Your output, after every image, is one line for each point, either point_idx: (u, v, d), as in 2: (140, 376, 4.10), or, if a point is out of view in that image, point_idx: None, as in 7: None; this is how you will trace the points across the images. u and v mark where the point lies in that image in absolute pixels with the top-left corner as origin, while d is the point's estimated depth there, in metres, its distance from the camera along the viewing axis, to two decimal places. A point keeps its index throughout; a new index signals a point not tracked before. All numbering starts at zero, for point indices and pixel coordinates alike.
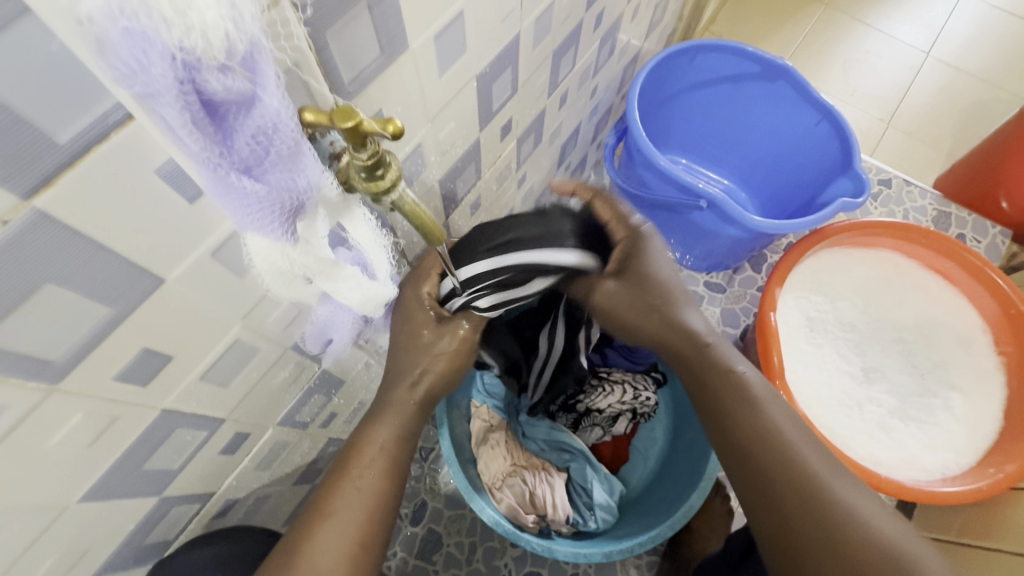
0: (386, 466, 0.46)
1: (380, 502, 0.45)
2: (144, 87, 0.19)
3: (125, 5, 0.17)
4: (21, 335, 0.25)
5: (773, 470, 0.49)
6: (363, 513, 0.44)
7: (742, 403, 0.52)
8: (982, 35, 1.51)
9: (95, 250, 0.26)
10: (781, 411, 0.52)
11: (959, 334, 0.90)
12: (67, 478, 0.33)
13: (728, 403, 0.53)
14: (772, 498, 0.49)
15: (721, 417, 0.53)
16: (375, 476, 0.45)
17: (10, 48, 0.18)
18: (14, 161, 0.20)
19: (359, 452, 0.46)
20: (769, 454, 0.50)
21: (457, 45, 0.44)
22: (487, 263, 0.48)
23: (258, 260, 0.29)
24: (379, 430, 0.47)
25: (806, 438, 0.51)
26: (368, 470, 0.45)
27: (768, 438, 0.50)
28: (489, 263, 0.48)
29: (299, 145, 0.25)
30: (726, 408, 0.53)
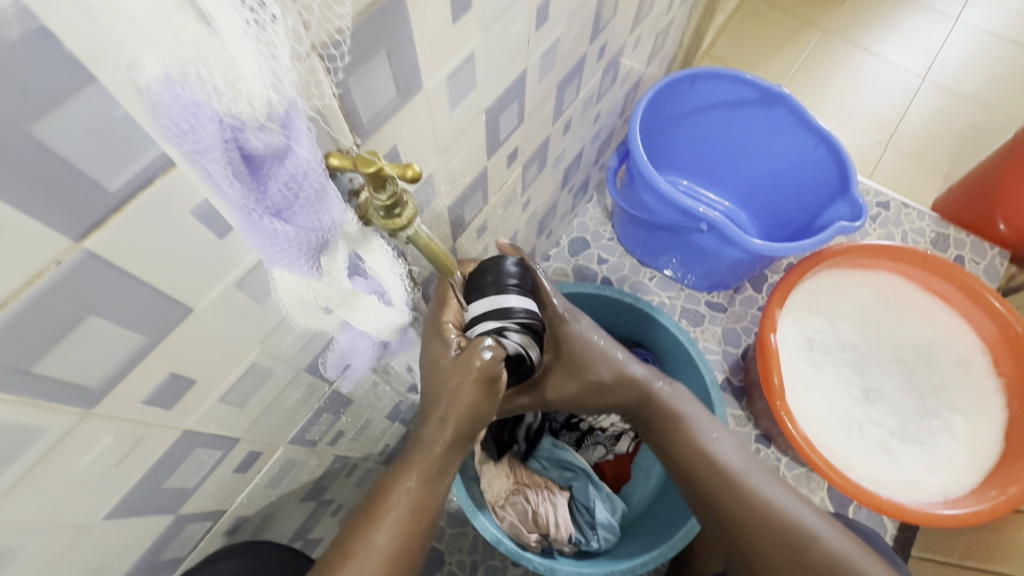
0: (409, 512, 0.47)
1: (402, 548, 0.47)
2: (192, 145, 0.21)
3: (182, 80, 0.19)
4: (63, 364, 0.27)
5: (726, 499, 0.59)
6: (384, 556, 0.46)
7: (688, 442, 0.62)
8: (977, 59, 1.54)
9: (134, 284, 0.27)
10: (721, 443, 0.62)
11: (958, 355, 0.91)
12: (94, 496, 0.35)
13: (677, 442, 0.63)
14: (730, 523, 0.59)
15: (680, 458, 0.63)
16: (400, 520, 0.47)
17: (75, 113, 0.20)
18: (70, 208, 0.22)
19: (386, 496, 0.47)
20: (726, 487, 0.59)
21: (468, 82, 0.46)
22: (496, 299, 0.47)
23: (283, 292, 0.32)
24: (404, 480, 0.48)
25: (746, 464, 0.61)
26: (393, 514, 0.47)
27: (716, 471, 0.60)
28: (496, 299, 0.47)
29: (325, 188, 0.28)
30: (677, 447, 0.63)
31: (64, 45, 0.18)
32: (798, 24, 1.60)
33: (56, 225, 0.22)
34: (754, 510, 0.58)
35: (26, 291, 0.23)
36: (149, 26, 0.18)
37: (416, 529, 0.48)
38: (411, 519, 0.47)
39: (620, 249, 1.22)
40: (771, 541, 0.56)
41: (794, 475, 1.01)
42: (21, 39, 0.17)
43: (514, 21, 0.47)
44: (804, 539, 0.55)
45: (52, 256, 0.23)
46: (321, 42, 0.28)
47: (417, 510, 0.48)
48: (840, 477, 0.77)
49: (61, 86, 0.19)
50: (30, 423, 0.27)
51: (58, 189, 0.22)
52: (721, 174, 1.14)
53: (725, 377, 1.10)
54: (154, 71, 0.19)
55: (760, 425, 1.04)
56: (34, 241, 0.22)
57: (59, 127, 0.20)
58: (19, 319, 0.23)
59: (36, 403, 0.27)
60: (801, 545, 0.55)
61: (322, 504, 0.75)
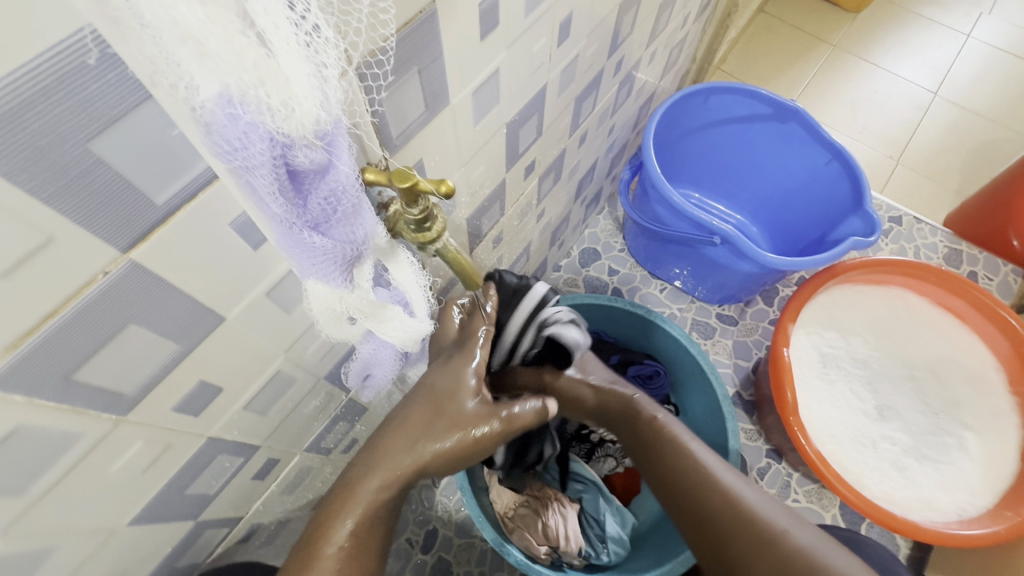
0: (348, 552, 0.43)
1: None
2: (241, 160, 0.22)
3: (236, 98, 0.20)
4: (101, 372, 0.27)
5: (707, 503, 0.61)
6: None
7: (664, 445, 0.65)
8: (988, 76, 1.54)
9: (173, 295, 0.28)
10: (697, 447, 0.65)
11: (971, 373, 0.90)
12: (119, 502, 0.35)
13: (654, 444, 0.66)
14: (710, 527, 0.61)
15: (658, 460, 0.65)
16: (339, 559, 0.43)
17: (130, 129, 0.21)
18: (119, 220, 0.23)
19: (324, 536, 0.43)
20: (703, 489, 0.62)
21: (492, 97, 0.47)
22: (530, 296, 0.54)
23: (314, 303, 0.33)
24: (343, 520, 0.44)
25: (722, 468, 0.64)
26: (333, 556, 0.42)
27: (694, 473, 0.63)
28: (532, 296, 0.54)
29: (361, 203, 0.29)
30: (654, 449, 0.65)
31: (128, 68, 0.19)
32: (809, 40, 1.61)
33: (105, 237, 0.23)
34: (719, 505, 0.60)
35: (74, 301, 0.23)
36: (215, 50, 0.19)
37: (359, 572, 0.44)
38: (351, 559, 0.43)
39: (630, 260, 1.22)
40: (752, 545, 0.58)
41: (806, 491, 1.00)
42: (95, 60, 0.19)
43: (538, 38, 0.48)
44: (776, 536, 0.58)
45: (100, 268, 0.23)
46: (361, 54, 0.29)
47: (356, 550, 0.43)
48: (854, 494, 0.77)
49: (122, 103, 0.20)
50: (68, 429, 0.28)
51: (107, 202, 0.22)
52: (733, 187, 1.14)
53: (735, 391, 1.10)
54: (212, 91, 0.19)
55: (771, 440, 1.03)
56: (85, 253, 0.23)
57: (114, 143, 0.21)
58: (65, 327, 0.24)
59: (75, 409, 0.27)
60: (774, 544, 0.57)
61: None
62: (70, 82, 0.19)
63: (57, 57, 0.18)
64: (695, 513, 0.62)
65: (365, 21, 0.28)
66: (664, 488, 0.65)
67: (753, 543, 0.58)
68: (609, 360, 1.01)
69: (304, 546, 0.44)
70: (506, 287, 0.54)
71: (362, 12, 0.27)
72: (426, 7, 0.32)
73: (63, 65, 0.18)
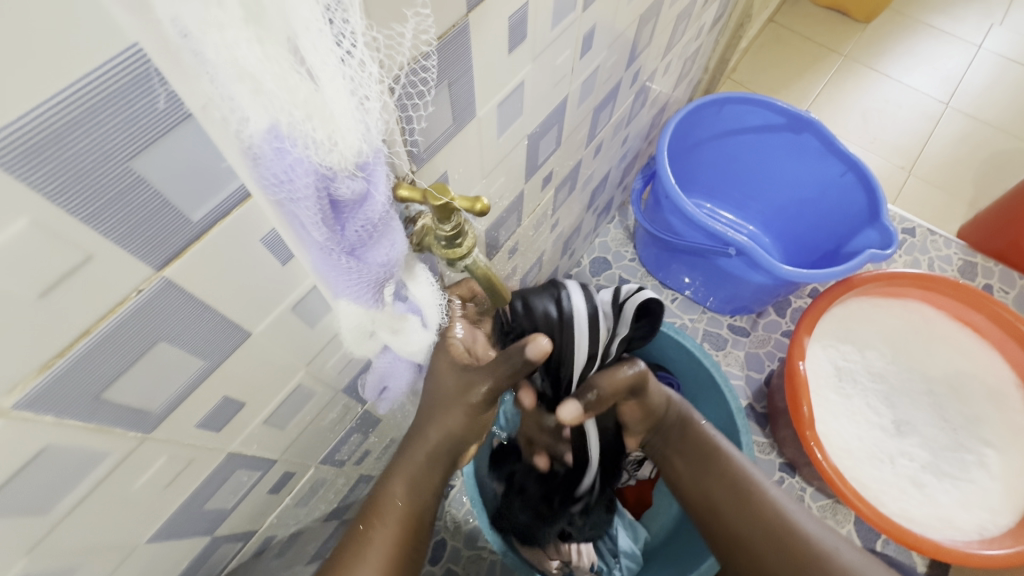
0: (402, 516, 0.46)
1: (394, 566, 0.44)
2: (286, 190, 0.22)
3: (284, 132, 0.21)
4: (130, 390, 0.27)
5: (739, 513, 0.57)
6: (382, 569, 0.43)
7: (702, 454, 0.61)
8: (1000, 87, 1.53)
9: (203, 311, 0.28)
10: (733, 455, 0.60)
11: (990, 389, 0.89)
12: (140, 519, 0.34)
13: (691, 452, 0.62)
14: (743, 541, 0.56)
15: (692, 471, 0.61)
16: (391, 526, 0.45)
17: (169, 147, 0.21)
18: (153, 238, 0.23)
19: (378, 505, 0.46)
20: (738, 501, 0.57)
21: (515, 109, 0.46)
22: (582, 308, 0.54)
23: (343, 321, 0.33)
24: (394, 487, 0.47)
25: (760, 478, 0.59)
26: (385, 524, 0.45)
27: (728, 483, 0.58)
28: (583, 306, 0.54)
29: (395, 228, 0.28)
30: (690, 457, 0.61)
31: (178, 93, 0.19)
32: (818, 50, 1.61)
33: (139, 255, 0.22)
34: (762, 520, 0.55)
35: (106, 320, 0.23)
36: (271, 89, 0.19)
37: (408, 541, 0.45)
38: (402, 527, 0.45)
39: (641, 269, 1.21)
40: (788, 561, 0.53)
41: (820, 507, 0.98)
42: (152, 92, 0.19)
43: (562, 50, 0.48)
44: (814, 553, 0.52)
45: (134, 285, 0.23)
46: (405, 63, 0.29)
47: (409, 516, 0.46)
48: (872, 511, 0.75)
49: (166, 122, 0.20)
50: (94, 448, 0.27)
51: (143, 221, 0.22)
52: (745, 198, 1.13)
53: (748, 403, 1.08)
54: (262, 125, 0.20)
55: (785, 454, 1.01)
56: (119, 272, 0.22)
57: (153, 162, 0.20)
58: (98, 345, 0.23)
59: (102, 428, 0.27)
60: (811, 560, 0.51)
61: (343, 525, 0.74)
62: (116, 102, 0.18)
63: (109, 74, 0.17)
64: (734, 529, 0.57)
65: (409, 46, 0.28)
66: (704, 502, 0.60)
67: (801, 567, 0.52)
68: None
69: (364, 518, 0.46)
70: (556, 316, 0.53)
71: (404, 49, 0.28)
72: (459, 22, 0.31)
73: (113, 84, 0.18)
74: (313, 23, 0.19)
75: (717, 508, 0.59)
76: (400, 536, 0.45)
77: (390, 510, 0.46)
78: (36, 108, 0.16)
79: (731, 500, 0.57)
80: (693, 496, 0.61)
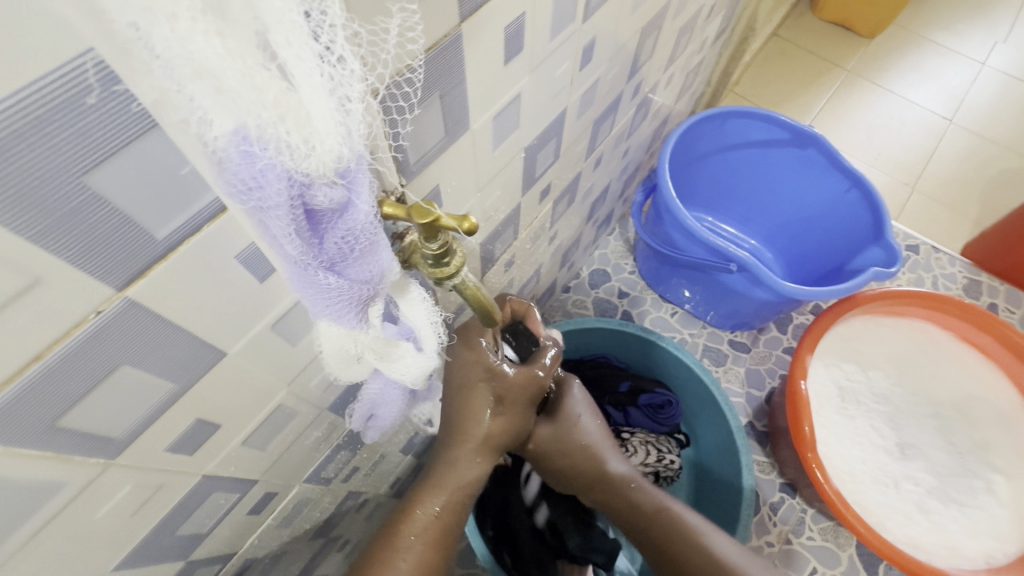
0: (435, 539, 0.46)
1: None
2: (256, 200, 0.20)
3: (251, 133, 0.18)
4: (91, 416, 0.25)
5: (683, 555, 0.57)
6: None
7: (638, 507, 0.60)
8: (1004, 104, 1.52)
9: (171, 332, 0.26)
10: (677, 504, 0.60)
11: (998, 414, 0.86)
12: (104, 549, 0.32)
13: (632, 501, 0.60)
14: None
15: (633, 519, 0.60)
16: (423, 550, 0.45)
17: (132, 158, 0.19)
18: (113, 257, 0.21)
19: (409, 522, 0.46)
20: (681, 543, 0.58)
21: (512, 122, 0.45)
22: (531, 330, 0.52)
23: (326, 343, 0.30)
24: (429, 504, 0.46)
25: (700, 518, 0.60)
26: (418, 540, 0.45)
27: (673, 531, 0.58)
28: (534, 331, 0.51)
29: (380, 241, 0.26)
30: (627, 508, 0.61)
31: (140, 104, 0.18)
32: (822, 65, 1.61)
33: (98, 273, 0.21)
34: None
35: (62, 343, 0.21)
36: (233, 87, 0.17)
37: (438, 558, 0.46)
38: (436, 548, 0.46)
39: (641, 282, 1.20)
40: None
41: (821, 529, 0.96)
42: (98, 100, 0.17)
43: (561, 62, 0.47)
44: None
45: (93, 307, 0.21)
46: (389, 73, 0.27)
47: (440, 531, 0.46)
48: (874, 536, 0.73)
49: (125, 134, 0.18)
50: (49, 478, 0.25)
51: (101, 238, 0.20)
52: (747, 212, 1.12)
53: (748, 421, 1.06)
54: (227, 127, 0.18)
55: (785, 474, 0.99)
56: (76, 292, 0.21)
57: (116, 175, 0.19)
58: (53, 370, 0.22)
59: (58, 456, 0.25)
60: None
61: (329, 541, 0.72)
62: (65, 115, 0.17)
63: (54, 85, 0.16)
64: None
65: (392, 54, 0.27)
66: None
67: None
68: (619, 388, 0.98)
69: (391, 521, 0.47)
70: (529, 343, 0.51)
71: (389, 45, 0.26)
72: (451, 31, 0.30)
73: (61, 94, 0.16)
74: (286, 14, 0.17)
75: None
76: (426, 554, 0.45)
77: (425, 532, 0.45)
78: None
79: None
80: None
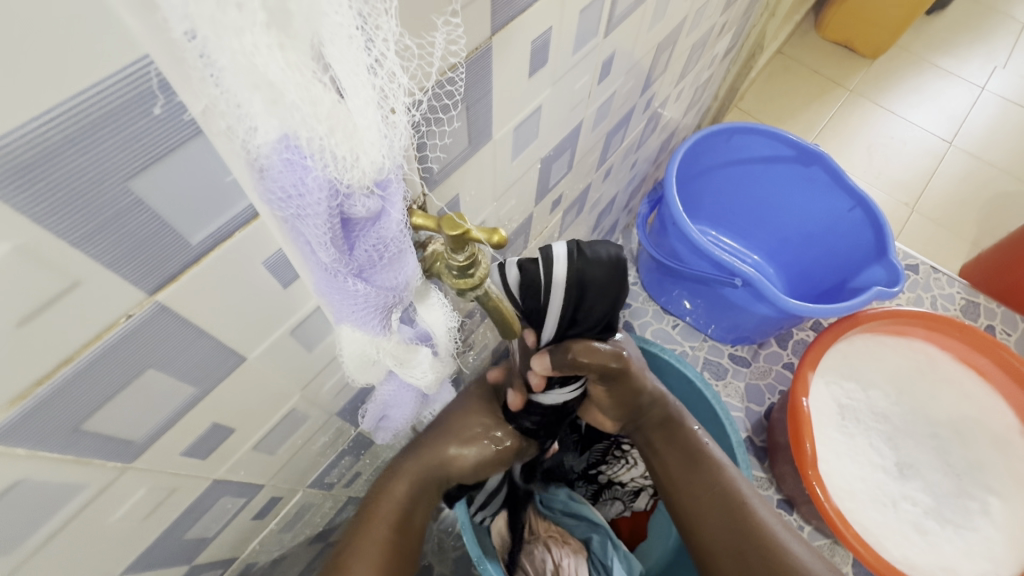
0: (395, 521, 0.49)
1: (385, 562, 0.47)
2: (296, 207, 0.20)
3: (296, 142, 0.18)
4: (114, 420, 0.25)
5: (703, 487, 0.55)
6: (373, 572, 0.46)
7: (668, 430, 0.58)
8: (1003, 128, 1.54)
9: (197, 335, 0.26)
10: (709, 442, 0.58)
11: (995, 437, 0.87)
12: (113, 552, 0.32)
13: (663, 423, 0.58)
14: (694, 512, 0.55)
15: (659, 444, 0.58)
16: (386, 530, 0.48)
17: (177, 163, 0.19)
18: (146, 263, 0.21)
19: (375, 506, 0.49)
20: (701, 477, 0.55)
21: (531, 133, 0.45)
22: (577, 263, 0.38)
23: (345, 346, 0.30)
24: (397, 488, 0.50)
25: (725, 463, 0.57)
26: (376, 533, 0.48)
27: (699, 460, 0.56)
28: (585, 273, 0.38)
29: (406, 251, 0.26)
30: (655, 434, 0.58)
31: (190, 114, 0.18)
32: (825, 84, 1.62)
33: (131, 279, 0.21)
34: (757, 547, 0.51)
35: (93, 346, 0.21)
36: (289, 100, 0.17)
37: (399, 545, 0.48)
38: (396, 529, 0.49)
39: (642, 294, 1.20)
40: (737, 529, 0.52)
41: (818, 546, 0.96)
42: (157, 110, 0.17)
43: (581, 75, 0.47)
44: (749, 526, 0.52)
45: (124, 311, 0.21)
46: (431, 86, 0.28)
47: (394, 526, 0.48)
48: (872, 555, 0.73)
49: (170, 139, 0.18)
50: (70, 481, 0.25)
51: (139, 244, 0.20)
52: (750, 228, 1.13)
53: (747, 436, 1.06)
54: (272, 134, 0.18)
55: (783, 490, 0.99)
56: (111, 296, 0.20)
57: (160, 180, 0.19)
58: (83, 371, 0.22)
59: (80, 460, 0.25)
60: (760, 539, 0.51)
61: (327, 546, 0.71)
62: (116, 118, 0.17)
63: (111, 88, 0.16)
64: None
65: (437, 66, 0.27)
66: (696, 517, 0.55)
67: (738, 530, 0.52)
68: None
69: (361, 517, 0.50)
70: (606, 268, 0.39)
71: (435, 60, 0.27)
72: (483, 44, 0.30)
73: (117, 99, 0.16)
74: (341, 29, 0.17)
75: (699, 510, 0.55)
76: (385, 545, 0.47)
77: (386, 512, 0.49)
78: (24, 126, 0.15)
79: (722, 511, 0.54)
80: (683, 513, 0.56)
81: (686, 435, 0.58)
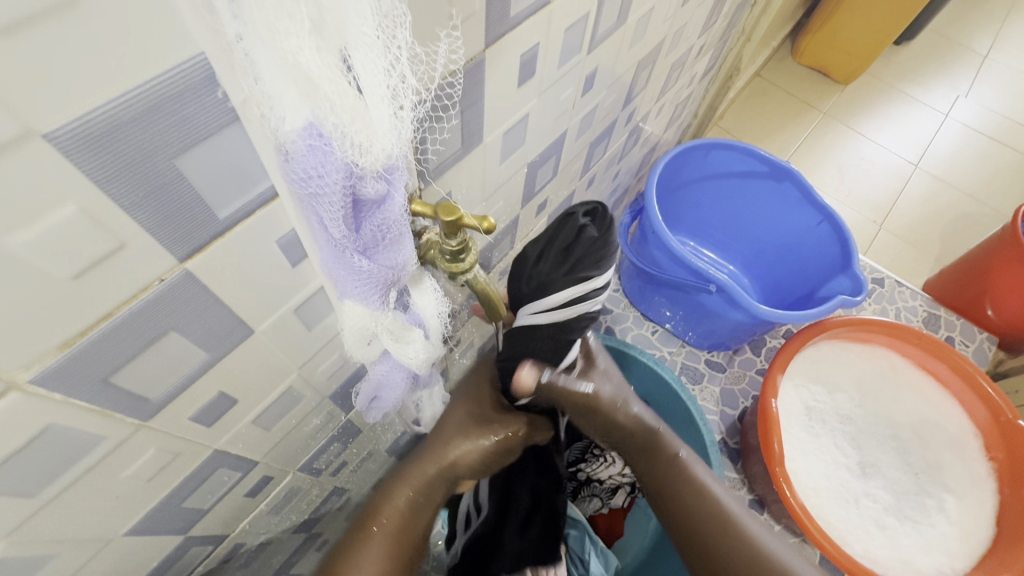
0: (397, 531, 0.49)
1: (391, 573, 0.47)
2: (314, 187, 0.24)
3: (320, 129, 0.22)
4: (137, 376, 0.27)
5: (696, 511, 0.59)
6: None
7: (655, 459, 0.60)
8: (964, 153, 1.64)
9: (214, 303, 0.29)
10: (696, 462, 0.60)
11: (950, 438, 0.91)
12: (119, 511, 0.34)
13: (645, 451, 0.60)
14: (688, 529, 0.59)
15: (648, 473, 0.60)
16: (387, 539, 0.48)
17: (216, 145, 0.22)
18: (179, 232, 0.24)
19: (377, 516, 0.49)
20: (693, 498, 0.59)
21: (519, 138, 0.49)
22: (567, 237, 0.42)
23: (346, 321, 0.33)
24: (397, 498, 0.50)
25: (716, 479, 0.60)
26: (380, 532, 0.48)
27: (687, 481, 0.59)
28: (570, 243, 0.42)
29: (404, 235, 0.29)
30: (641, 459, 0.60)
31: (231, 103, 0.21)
32: (802, 107, 1.71)
33: (165, 245, 0.24)
34: (742, 553, 0.57)
35: (128, 305, 0.24)
36: (318, 94, 0.21)
37: (403, 555, 0.48)
38: (397, 541, 0.48)
39: (624, 300, 1.24)
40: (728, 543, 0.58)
41: None
42: (206, 100, 0.21)
43: (565, 88, 0.51)
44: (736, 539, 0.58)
45: (157, 274, 0.24)
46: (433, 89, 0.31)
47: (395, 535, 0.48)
48: (835, 548, 0.77)
49: (212, 124, 0.22)
50: (93, 432, 0.28)
51: (176, 214, 0.23)
52: (727, 239, 1.18)
53: (721, 438, 1.10)
54: (299, 122, 0.21)
55: (755, 490, 1.03)
56: (147, 260, 0.23)
57: (201, 159, 0.22)
58: (117, 326, 0.24)
59: (103, 411, 0.27)
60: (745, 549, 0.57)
61: (311, 537, 0.72)
62: (173, 105, 0.20)
63: (173, 77, 0.19)
64: None
65: (439, 70, 0.31)
66: (687, 535, 0.60)
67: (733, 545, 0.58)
68: None
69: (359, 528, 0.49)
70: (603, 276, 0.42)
71: (437, 65, 0.30)
72: (477, 55, 0.34)
73: (176, 87, 0.19)
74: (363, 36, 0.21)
75: (690, 529, 0.59)
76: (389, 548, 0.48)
77: (386, 523, 0.49)
78: (104, 104, 0.18)
79: (710, 526, 0.58)
80: (672, 526, 0.61)
81: (673, 462, 0.59)
